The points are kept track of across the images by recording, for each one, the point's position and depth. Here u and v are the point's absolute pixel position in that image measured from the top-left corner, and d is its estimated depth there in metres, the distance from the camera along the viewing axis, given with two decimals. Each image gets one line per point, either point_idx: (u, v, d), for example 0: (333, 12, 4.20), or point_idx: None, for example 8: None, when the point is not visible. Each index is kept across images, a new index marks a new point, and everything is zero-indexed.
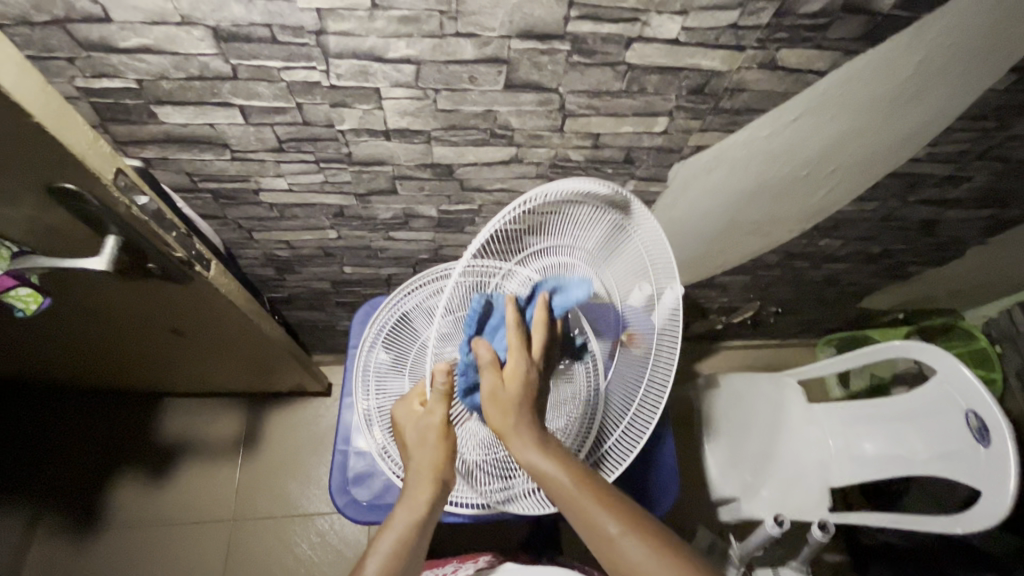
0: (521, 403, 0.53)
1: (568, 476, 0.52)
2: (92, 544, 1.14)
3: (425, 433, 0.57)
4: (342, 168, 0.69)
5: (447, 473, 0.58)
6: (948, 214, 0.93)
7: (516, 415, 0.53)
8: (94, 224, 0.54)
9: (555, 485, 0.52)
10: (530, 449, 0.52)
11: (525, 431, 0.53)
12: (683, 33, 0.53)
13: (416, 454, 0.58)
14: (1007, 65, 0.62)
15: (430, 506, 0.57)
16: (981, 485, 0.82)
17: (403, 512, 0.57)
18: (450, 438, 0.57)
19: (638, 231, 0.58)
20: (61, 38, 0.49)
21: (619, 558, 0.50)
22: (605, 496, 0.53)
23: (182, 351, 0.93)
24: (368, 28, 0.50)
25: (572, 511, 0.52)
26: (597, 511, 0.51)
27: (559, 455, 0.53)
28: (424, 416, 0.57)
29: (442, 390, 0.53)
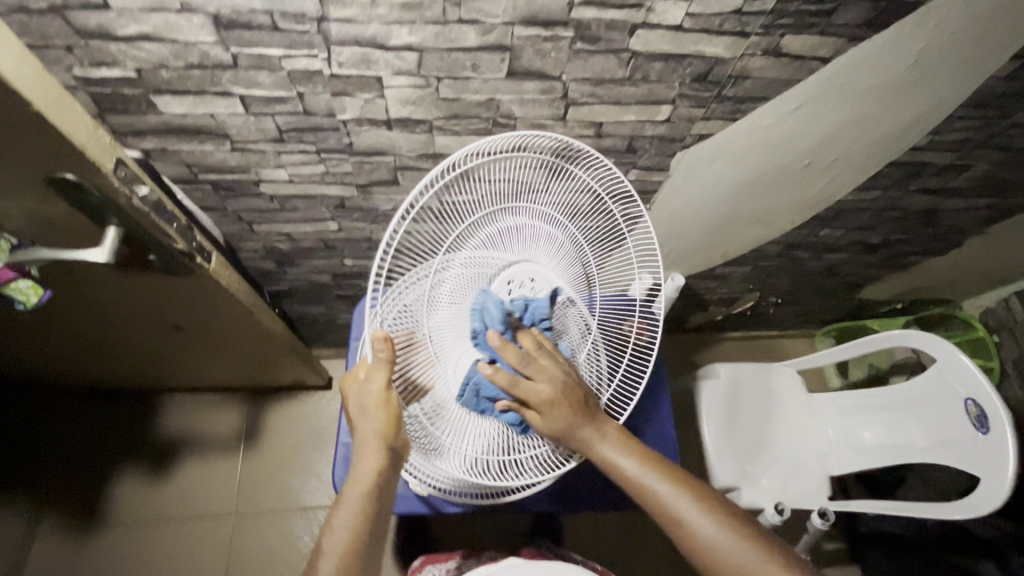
0: (572, 422, 0.55)
1: (641, 465, 0.57)
2: (94, 538, 1.14)
3: (366, 401, 0.54)
4: (343, 158, 0.69)
5: (396, 441, 0.55)
6: (948, 203, 0.93)
7: (573, 430, 0.56)
8: (95, 215, 0.53)
9: (628, 476, 0.57)
10: (601, 444, 0.57)
11: (585, 436, 0.56)
12: (687, 19, 0.53)
13: (361, 426, 0.55)
14: (1010, 52, 0.62)
15: (380, 477, 0.55)
16: (980, 471, 0.83)
17: (354, 487, 0.55)
18: (392, 405, 0.54)
19: (631, 232, 0.62)
20: (59, 25, 0.49)
21: (690, 534, 0.55)
22: (675, 478, 0.57)
23: (183, 345, 0.92)
24: (371, 15, 0.50)
25: (644, 495, 0.57)
26: (667, 491, 0.56)
27: (631, 445, 0.58)
28: (365, 383, 0.55)
29: (382, 356, 0.53)
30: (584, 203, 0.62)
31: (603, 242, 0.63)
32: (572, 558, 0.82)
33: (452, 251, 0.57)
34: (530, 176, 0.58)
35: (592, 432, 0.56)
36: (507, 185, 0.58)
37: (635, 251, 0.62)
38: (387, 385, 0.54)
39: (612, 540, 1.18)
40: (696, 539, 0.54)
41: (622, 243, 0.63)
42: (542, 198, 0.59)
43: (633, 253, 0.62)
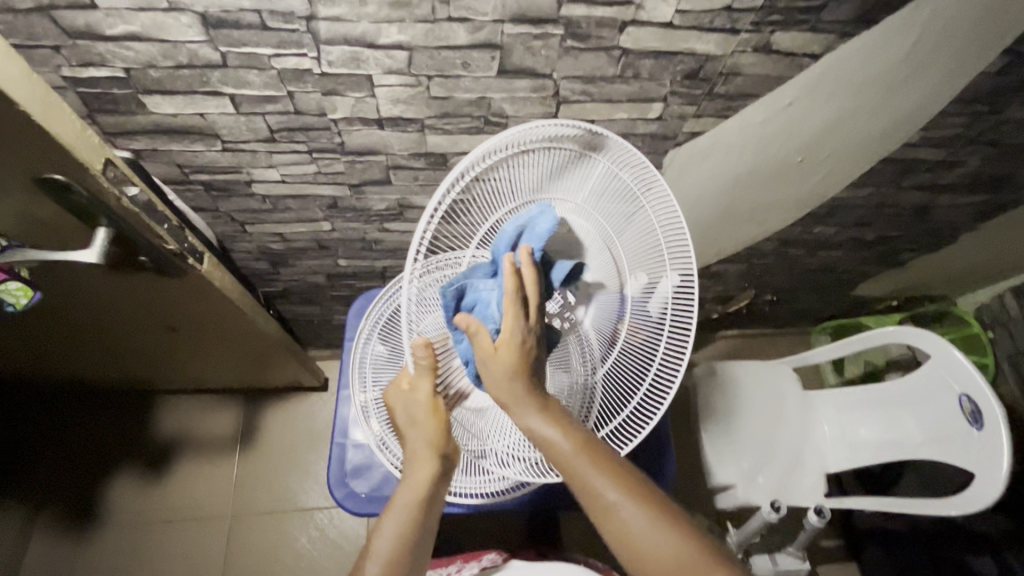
0: (520, 379, 0.49)
1: (572, 442, 0.49)
2: (90, 542, 1.14)
3: (415, 412, 0.56)
4: (335, 158, 0.69)
5: (445, 449, 0.56)
6: (941, 199, 0.93)
7: (510, 392, 0.49)
8: (85, 216, 0.53)
9: (557, 452, 0.49)
10: (532, 415, 0.49)
11: (524, 401, 0.49)
12: (677, 16, 0.53)
13: (411, 437, 0.56)
14: (1000, 48, 0.62)
15: (430, 486, 0.55)
16: (975, 467, 0.83)
17: (401, 498, 0.56)
18: (439, 413, 0.56)
19: (649, 195, 0.54)
20: (46, 26, 0.49)
21: (621, 530, 0.48)
22: (611, 467, 0.50)
23: (177, 347, 0.92)
24: (359, 13, 0.50)
25: (574, 479, 0.49)
26: (600, 481, 0.49)
27: (563, 419, 0.50)
28: (411, 394, 0.56)
29: (425, 364, 0.53)
30: (610, 189, 0.55)
31: (624, 230, 0.56)
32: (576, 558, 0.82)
33: (483, 244, 0.57)
34: (543, 167, 0.52)
35: (531, 399, 0.49)
36: (526, 176, 0.52)
37: (659, 223, 0.55)
38: (433, 393, 0.55)
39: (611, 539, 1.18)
40: (626, 537, 0.48)
41: (639, 210, 0.55)
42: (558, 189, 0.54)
43: (653, 219, 0.55)
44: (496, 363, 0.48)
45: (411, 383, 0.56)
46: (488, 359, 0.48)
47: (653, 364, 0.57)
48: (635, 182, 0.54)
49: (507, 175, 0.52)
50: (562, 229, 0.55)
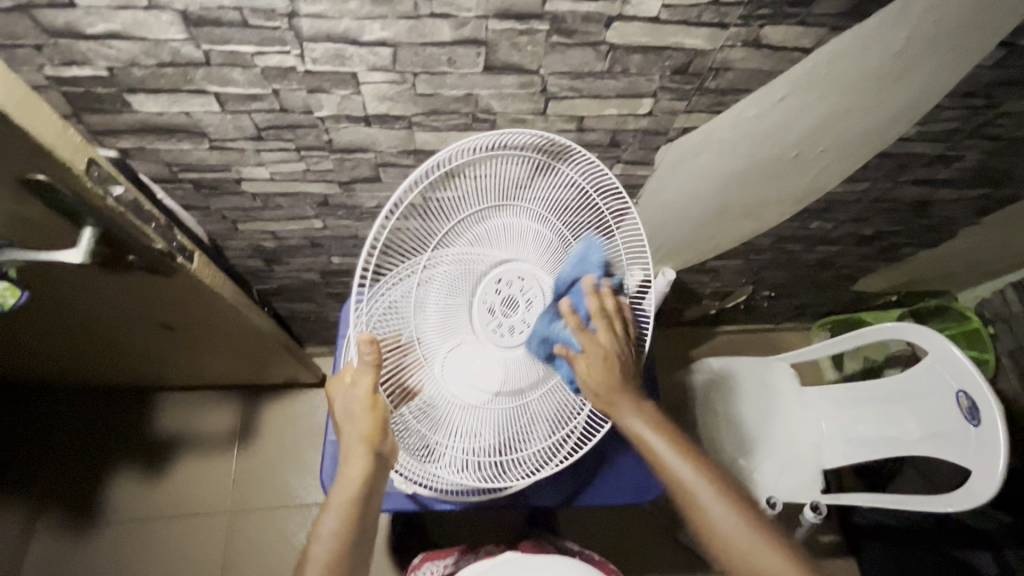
0: (614, 385, 0.58)
1: (669, 445, 0.59)
2: (89, 537, 1.15)
3: (352, 406, 0.56)
4: (323, 156, 0.68)
5: (379, 446, 0.57)
6: (939, 194, 0.92)
7: (615, 396, 0.58)
8: (71, 216, 0.53)
9: (654, 449, 0.59)
10: (629, 411, 0.59)
11: (619, 402, 0.58)
12: (664, 11, 0.52)
13: (347, 431, 0.57)
14: (997, 41, 0.61)
15: (366, 481, 0.57)
16: (972, 464, 0.82)
17: (338, 492, 0.57)
18: (377, 409, 0.57)
19: (619, 226, 0.61)
20: (26, 25, 0.48)
21: (694, 508, 0.58)
22: (691, 453, 0.60)
23: (171, 345, 0.92)
24: (341, 10, 0.49)
25: (659, 463, 0.59)
26: (682, 465, 0.59)
27: (661, 425, 0.60)
28: (351, 388, 0.57)
29: (370, 360, 0.54)
30: (576, 204, 0.61)
31: (590, 239, 0.62)
32: (571, 550, 0.82)
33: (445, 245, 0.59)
34: (515, 174, 0.58)
35: (626, 400, 0.59)
36: (495, 182, 0.58)
37: (624, 247, 0.61)
38: (372, 389, 0.56)
39: (608, 536, 1.18)
40: (698, 512, 0.58)
41: (609, 238, 0.62)
42: (526, 195, 0.59)
43: (621, 248, 0.61)
44: (591, 373, 0.57)
45: (353, 377, 0.57)
46: (585, 372, 0.57)
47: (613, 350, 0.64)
48: (602, 198, 0.60)
49: (479, 177, 0.57)
50: (529, 228, 0.61)
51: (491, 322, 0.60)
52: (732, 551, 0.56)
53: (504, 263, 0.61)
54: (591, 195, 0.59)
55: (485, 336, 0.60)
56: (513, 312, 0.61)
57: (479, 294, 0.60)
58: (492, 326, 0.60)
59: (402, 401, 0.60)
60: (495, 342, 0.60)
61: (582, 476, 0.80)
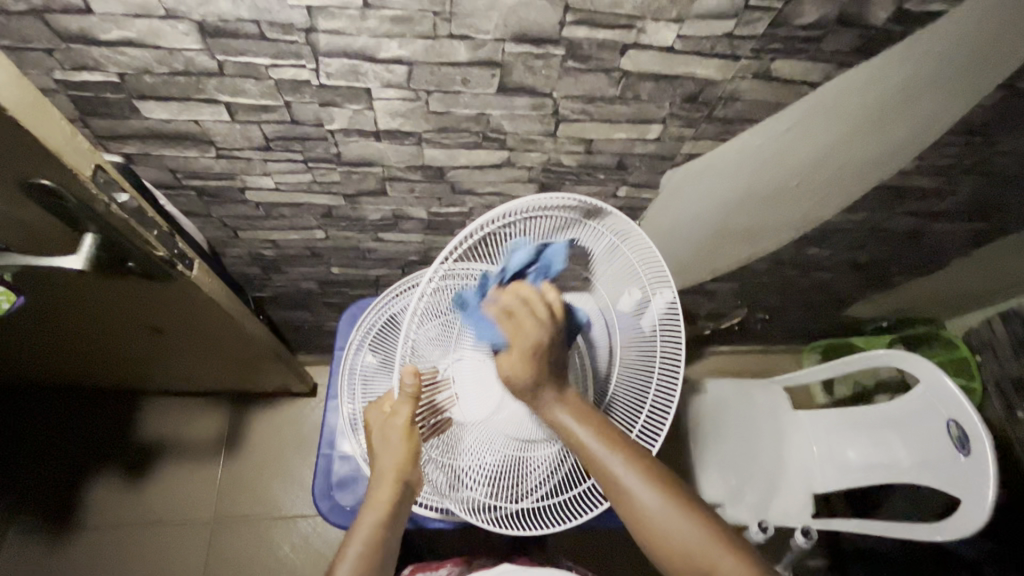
0: (538, 376, 0.55)
1: (595, 435, 0.56)
2: (66, 546, 1.11)
3: (389, 435, 0.58)
4: (330, 167, 0.68)
5: (409, 475, 0.58)
6: (934, 226, 0.94)
7: (528, 387, 0.55)
8: (73, 222, 0.52)
9: (582, 443, 0.56)
10: (558, 407, 0.56)
11: (539, 392, 0.56)
12: (678, 41, 0.53)
13: (382, 458, 0.59)
14: (998, 81, 0.63)
15: (395, 505, 0.58)
16: (962, 494, 0.82)
17: (367, 514, 0.58)
18: (412, 439, 0.58)
19: (626, 241, 0.62)
20: (39, 28, 0.48)
21: (641, 514, 0.55)
22: (639, 460, 0.57)
23: (164, 351, 0.90)
24: (359, 27, 0.49)
25: (600, 471, 0.56)
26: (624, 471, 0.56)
27: (590, 417, 0.57)
28: (389, 418, 0.59)
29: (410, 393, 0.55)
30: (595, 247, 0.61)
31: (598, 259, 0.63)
32: (563, 563, 0.80)
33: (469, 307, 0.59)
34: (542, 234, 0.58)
35: (546, 393, 0.56)
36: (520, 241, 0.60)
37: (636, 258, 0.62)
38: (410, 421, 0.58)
39: (599, 555, 1.17)
40: (643, 518, 0.55)
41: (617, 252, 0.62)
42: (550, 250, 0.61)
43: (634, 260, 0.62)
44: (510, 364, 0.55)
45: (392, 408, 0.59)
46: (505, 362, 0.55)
47: (650, 391, 0.63)
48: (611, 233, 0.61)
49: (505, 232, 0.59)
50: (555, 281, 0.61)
51: None
52: (684, 561, 0.54)
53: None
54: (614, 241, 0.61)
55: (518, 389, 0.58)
56: None
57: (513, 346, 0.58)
58: None
59: (432, 434, 0.61)
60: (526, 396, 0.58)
61: None
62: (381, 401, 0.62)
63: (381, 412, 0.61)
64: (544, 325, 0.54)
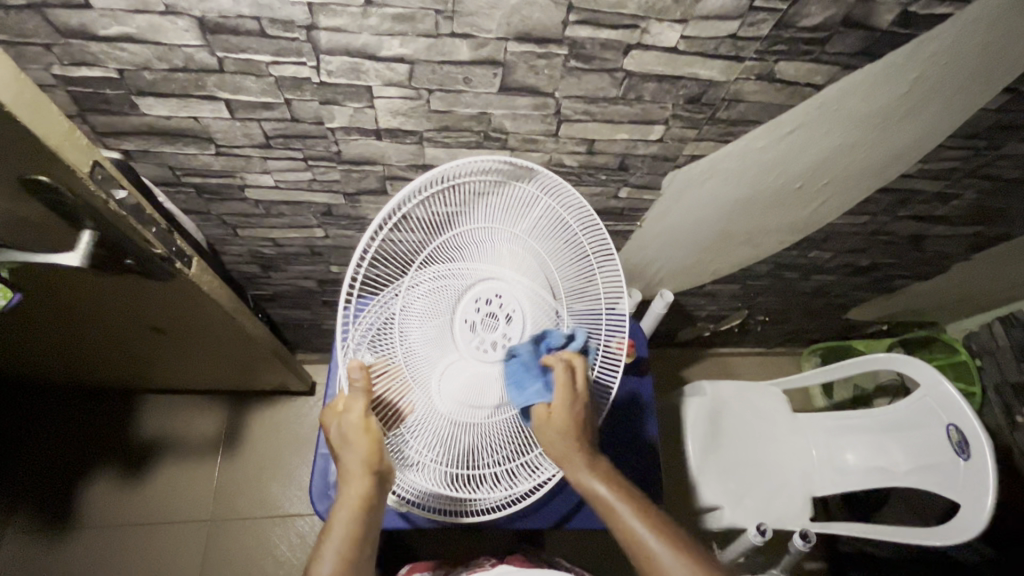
0: (577, 442, 0.57)
1: (616, 496, 0.58)
2: (62, 544, 1.11)
3: (347, 432, 0.55)
4: (331, 166, 0.68)
5: (378, 468, 0.56)
6: (936, 229, 0.94)
7: (567, 450, 0.57)
8: (71, 219, 0.52)
9: (604, 503, 0.58)
10: (585, 473, 0.58)
11: (578, 455, 0.57)
12: (682, 42, 0.53)
13: (346, 457, 0.56)
14: (1001, 85, 0.63)
15: (368, 500, 0.55)
16: (960, 499, 0.82)
17: (341, 515, 0.55)
18: (373, 432, 0.55)
19: (602, 267, 0.61)
20: (38, 24, 0.47)
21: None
22: (664, 527, 0.57)
23: (162, 348, 0.90)
24: (361, 25, 0.49)
25: (624, 534, 0.57)
26: (645, 532, 0.56)
27: (614, 482, 0.59)
28: (344, 415, 0.56)
29: (359, 386, 0.55)
30: (568, 252, 0.61)
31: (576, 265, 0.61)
32: (560, 565, 0.80)
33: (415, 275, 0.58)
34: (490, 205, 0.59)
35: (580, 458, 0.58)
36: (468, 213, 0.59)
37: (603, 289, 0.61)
38: (365, 412, 0.55)
39: (597, 556, 1.17)
40: None
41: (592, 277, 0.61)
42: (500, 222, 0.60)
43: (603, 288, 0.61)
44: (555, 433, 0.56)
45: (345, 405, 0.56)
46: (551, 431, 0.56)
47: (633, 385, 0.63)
48: (590, 244, 0.61)
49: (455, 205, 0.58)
50: (505, 251, 0.60)
51: (473, 339, 0.56)
52: None
53: (479, 281, 0.58)
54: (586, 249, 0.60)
55: (468, 352, 0.56)
56: (493, 328, 0.57)
57: (461, 312, 0.57)
58: (473, 343, 0.56)
59: (394, 423, 0.58)
60: (476, 357, 0.56)
61: (574, 498, 0.79)
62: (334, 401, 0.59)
63: (335, 412, 0.57)
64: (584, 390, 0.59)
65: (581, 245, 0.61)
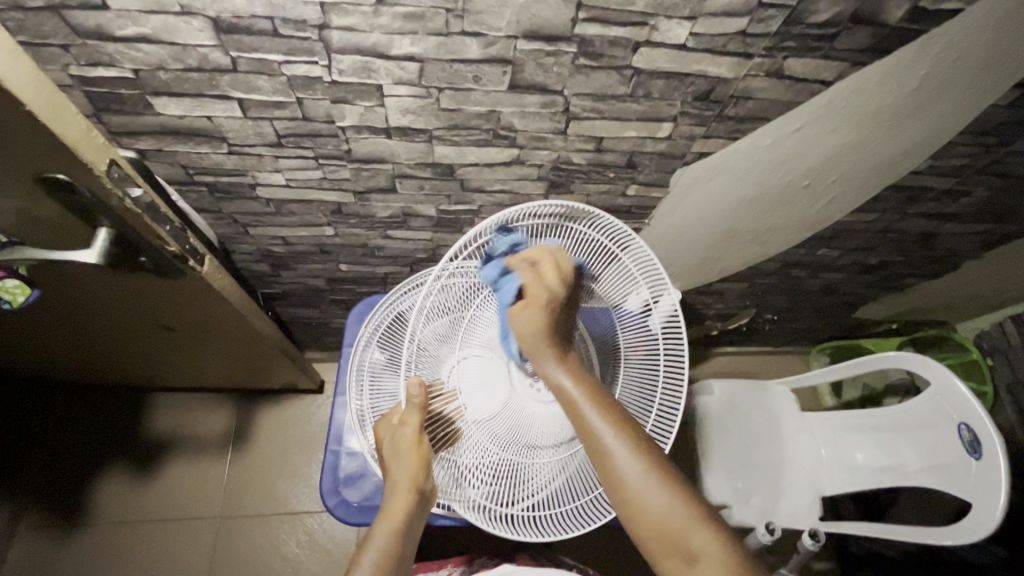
0: (544, 332, 0.55)
1: (584, 393, 0.55)
2: (76, 539, 1.13)
3: (400, 445, 0.61)
4: (341, 164, 0.68)
5: (422, 483, 0.61)
6: (946, 227, 0.93)
7: (539, 335, 0.56)
8: (88, 216, 0.53)
9: (571, 401, 0.55)
10: (552, 366, 0.56)
11: (544, 349, 0.56)
12: (691, 39, 0.53)
13: (395, 468, 0.61)
14: (1011, 82, 0.62)
15: (409, 512, 0.60)
16: (972, 498, 0.81)
17: (382, 523, 0.60)
18: (422, 448, 0.61)
19: (626, 250, 0.63)
20: (56, 24, 0.48)
21: (619, 482, 0.53)
22: (627, 426, 0.54)
23: (174, 346, 0.91)
24: (372, 24, 0.49)
25: (585, 430, 0.54)
26: (607, 435, 0.53)
27: (582, 378, 0.56)
28: (400, 428, 0.62)
29: (417, 401, 0.59)
30: (588, 251, 0.63)
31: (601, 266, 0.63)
32: (566, 563, 0.80)
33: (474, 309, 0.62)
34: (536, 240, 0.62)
35: (550, 350, 0.56)
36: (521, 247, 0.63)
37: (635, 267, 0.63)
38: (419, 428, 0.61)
39: (605, 555, 1.17)
40: (622, 487, 0.53)
41: (614, 261, 0.63)
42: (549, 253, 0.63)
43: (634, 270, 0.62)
44: (522, 319, 0.56)
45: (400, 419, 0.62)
46: (519, 314, 0.56)
47: (656, 398, 0.62)
48: (611, 241, 0.63)
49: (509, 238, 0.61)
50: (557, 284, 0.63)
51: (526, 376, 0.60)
52: (659, 536, 0.52)
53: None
54: (611, 248, 0.62)
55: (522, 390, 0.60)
56: None
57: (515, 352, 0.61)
58: (527, 381, 0.60)
59: (442, 446, 0.64)
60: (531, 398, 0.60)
61: None
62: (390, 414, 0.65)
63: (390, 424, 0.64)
64: (561, 278, 0.57)
65: (601, 240, 0.62)
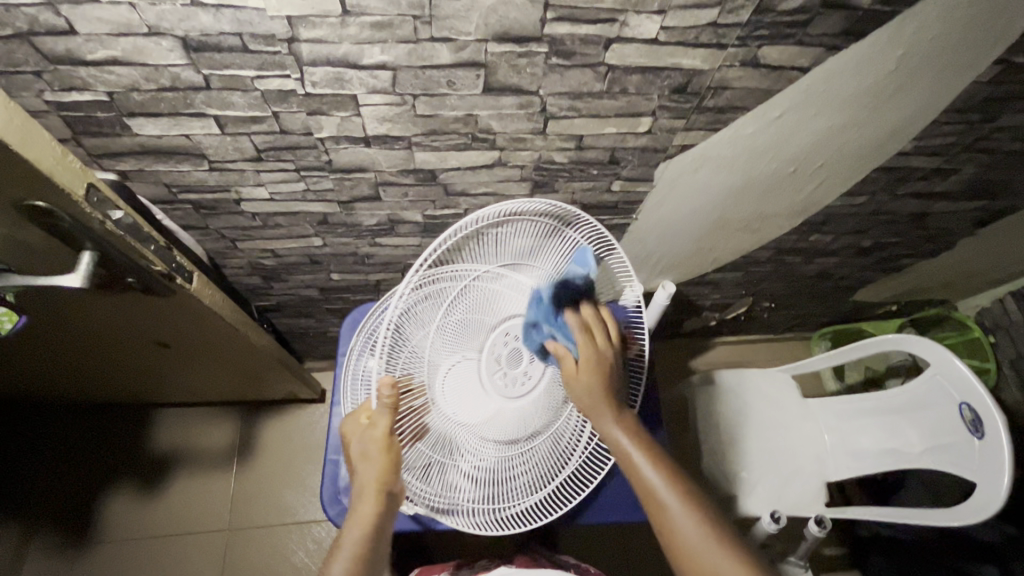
0: (598, 398, 0.59)
1: (633, 445, 0.59)
2: (85, 558, 1.14)
3: (368, 447, 0.57)
4: (324, 175, 0.68)
5: (392, 486, 0.58)
6: (938, 206, 0.93)
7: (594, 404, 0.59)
8: (69, 240, 0.53)
9: (623, 452, 0.59)
10: (608, 422, 0.60)
11: (600, 411, 0.59)
12: (662, 32, 0.53)
13: (362, 470, 0.58)
14: (992, 57, 0.62)
15: (376, 521, 0.57)
16: (975, 478, 0.81)
17: (352, 530, 0.57)
18: (393, 451, 0.57)
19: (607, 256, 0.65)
20: (27, 52, 0.49)
21: (669, 528, 0.56)
22: (672, 475, 0.59)
23: (170, 363, 0.92)
24: (341, 35, 0.49)
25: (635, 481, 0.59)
26: (656, 483, 0.58)
27: (634, 430, 0.61)
28: (367, 430, 0.58)
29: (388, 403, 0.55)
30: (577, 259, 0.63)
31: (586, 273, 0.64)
32: (566, 564, 0.79)
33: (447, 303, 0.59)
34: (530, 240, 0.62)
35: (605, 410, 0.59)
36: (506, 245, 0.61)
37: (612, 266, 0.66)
38: (389, 430, 0.57)
39: (609, 551, 1.17)
40: (673, 533, 0.56)
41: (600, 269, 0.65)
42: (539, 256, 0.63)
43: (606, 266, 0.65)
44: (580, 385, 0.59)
45: (371, 419, 0.58)
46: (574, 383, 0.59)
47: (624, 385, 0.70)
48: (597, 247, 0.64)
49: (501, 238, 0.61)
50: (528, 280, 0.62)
51: (497, 374, 0.58)
52: None
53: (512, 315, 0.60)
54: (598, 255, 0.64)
55: (493, 388, 0.58)
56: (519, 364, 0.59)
57: (489, 348, 0.59)
58: (496, 377, 0.58)
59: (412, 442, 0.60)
60: (502, 394, 0.58)
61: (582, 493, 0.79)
62: (358, 412, 0.61)
63: (359, 423, 0.60)
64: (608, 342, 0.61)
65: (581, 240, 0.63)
